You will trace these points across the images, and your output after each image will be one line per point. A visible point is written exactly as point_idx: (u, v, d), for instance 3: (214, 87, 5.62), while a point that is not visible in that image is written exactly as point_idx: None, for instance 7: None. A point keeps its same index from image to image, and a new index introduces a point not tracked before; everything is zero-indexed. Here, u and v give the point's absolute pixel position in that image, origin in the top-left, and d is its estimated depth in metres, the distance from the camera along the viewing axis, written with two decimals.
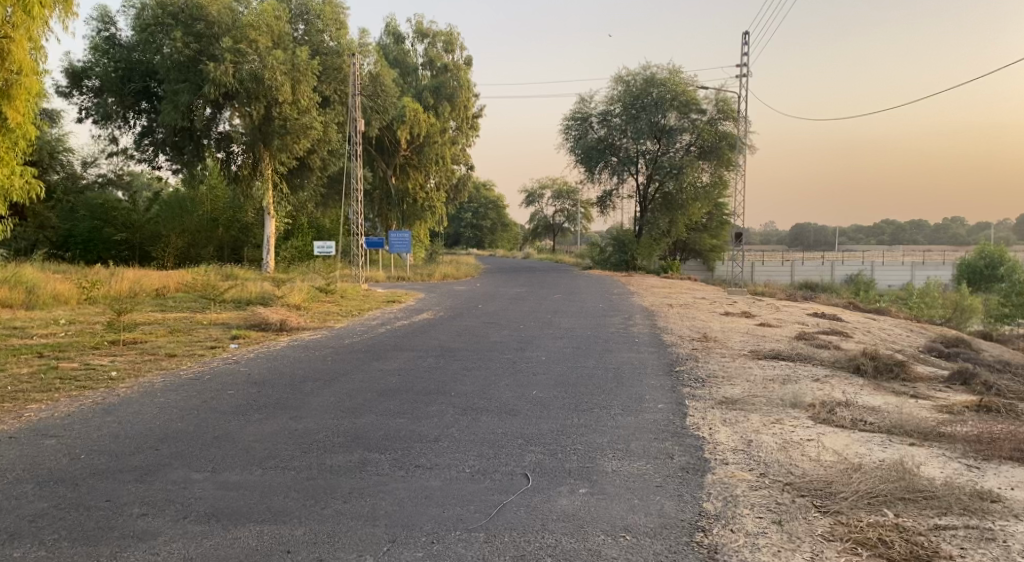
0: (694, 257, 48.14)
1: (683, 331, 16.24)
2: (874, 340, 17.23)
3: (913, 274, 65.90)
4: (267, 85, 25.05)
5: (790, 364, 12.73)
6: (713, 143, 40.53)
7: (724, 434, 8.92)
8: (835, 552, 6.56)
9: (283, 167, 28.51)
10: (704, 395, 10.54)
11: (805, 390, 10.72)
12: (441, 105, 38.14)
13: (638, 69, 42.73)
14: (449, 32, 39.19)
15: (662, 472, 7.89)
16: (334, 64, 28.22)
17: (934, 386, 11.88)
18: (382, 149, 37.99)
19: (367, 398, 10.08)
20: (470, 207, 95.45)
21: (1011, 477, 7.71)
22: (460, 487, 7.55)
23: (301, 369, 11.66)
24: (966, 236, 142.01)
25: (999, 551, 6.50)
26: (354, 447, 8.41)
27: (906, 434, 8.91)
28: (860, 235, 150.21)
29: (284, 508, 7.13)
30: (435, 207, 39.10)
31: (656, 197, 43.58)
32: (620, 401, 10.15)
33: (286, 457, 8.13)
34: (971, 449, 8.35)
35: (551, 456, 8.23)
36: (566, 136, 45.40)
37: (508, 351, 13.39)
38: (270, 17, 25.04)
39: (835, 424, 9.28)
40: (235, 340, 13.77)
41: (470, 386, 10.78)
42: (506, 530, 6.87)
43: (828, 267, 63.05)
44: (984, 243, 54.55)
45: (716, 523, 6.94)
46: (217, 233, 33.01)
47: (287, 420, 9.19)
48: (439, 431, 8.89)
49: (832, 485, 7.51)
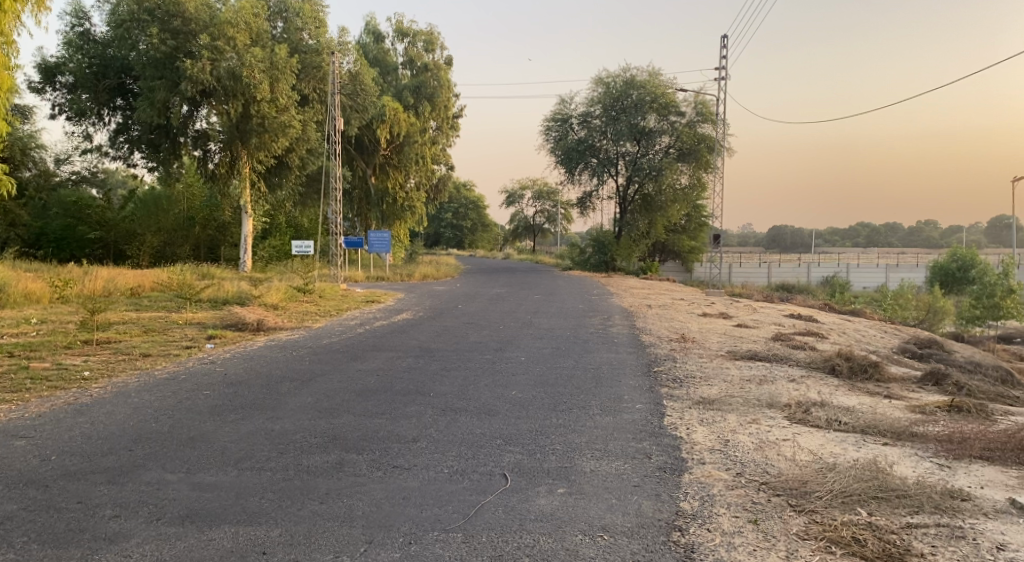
0: (673, 258, 48.30)
1: (662, 332, 16.28)
2: (849, 341, 17.38)
3: (887, 275, 66.53)
4: (245, 83, 24.83)
5: (767, 365, 12.82)
6: (691, 146, 40.71)
7: (701, 434, 8.99)
8: (810, 550, 6.62)
9: (260, 166, 28.42)
10: (681, 395, 10.59)
11: (780, 391, 10.81)
12: (421, 105, 38.09)
13: (618, 71, 42.92)
14: (430, 32, 39.07)
15: (640, 472, 7.93)
16: (314, 62, 28.15)
17: (907, 387, 12.01)
18: (362, 149, 37.84)
19: (345, 399, 10.05)
20: (450, 206, 95.38)
21: (982, 476, 7.82)
22: (438, 487, 7.56)
23: (278, 369, 11.58)
24: (940, 240, 143.67)
25: (969, 549, 6.57)
26: (332, 447, 8.38)
27: (880, 434, 9.01)
28: (837, 237, 151.62)
29: (260, 509, 7.10)
30: (415, 207, 38.99)
31: (636, 199, 43.89)
32: (598, 401, 10.20)
33: (262, 458, 8.08)
34: (942, 449, 8.45)
35: (529, 456, 8.25)
36: (547, 137, 45.42)
37: (488, 351, 13.38)
38: (248, 15, 24.91)
39: (809, 424, 9.36)
40: (211, 340, 13.66)
41: (449, 387, 10.77)
42: (485, 530, 6.87)
43: (804, 268, 63.47)
44: (956, 246, 55.12)
45: (693, 523, 6.99)
46: (194, 231, 33.02)
47: (263, 421, 9.13)
48: (417, 431, 8.89)
49: (807, 484, 7.57)
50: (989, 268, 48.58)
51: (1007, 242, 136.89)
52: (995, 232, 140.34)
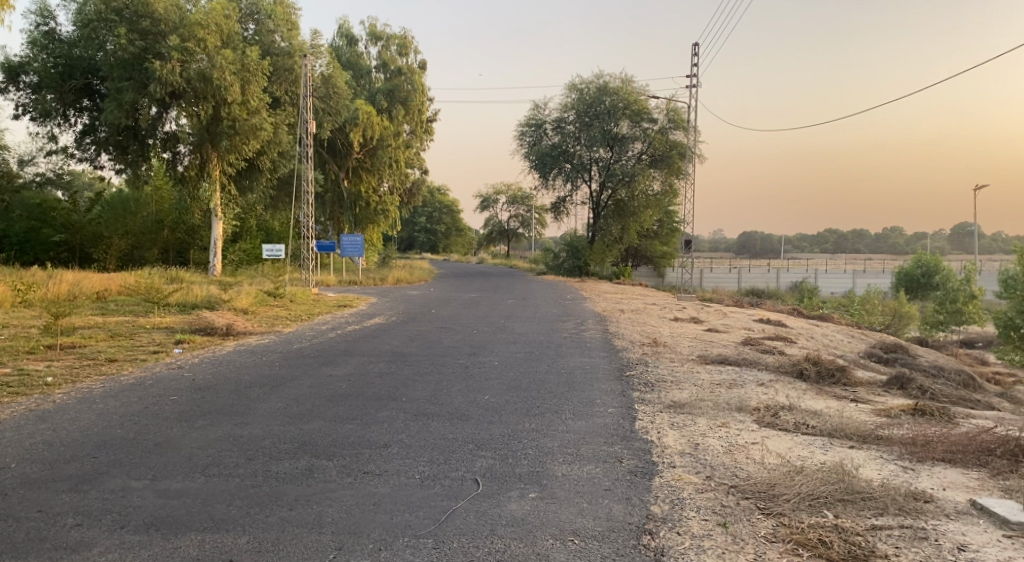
0: (645, 263, 48.63)
1: (634, 336, 16.37)
2: (817, 345, 17.60)
3: (854, 281, 67.32)
4: (215, 85, 24.64)
5: (737, 369, 12.93)
6: (664, 152, 41.16)
7: (672, 438, 9.05)
8: (777, 553, 6.69)
9: (231, 168, 28.22)
10: (653, 399, 10.66)
11: (750, 395, 10.92)
12: (394, 109, 37.98)
13: (592, 77, 42.99)
14: (404, 36, 39.01)
15: (611, 475, 7.98)
16: (286, 65, 28.02)
17: (873, 391, 12.18)
18: (334, 152, 37.64)
19: (316, 404, 9.99)
20: (424, 210, 95.00)
21: (945, 477, 7.95)
22: (409, 493, 7.54)
23: (247, 375, 11.47)
24: (906, 246, 145.76)
25: (931, 550, 6.67)
26: (301, 453, 8.34)
27: (846, 437, 9.13)
28: (805, 243, 153.33)
29: (228, 516, 7.04)
30: (388, 211, 39.24)
31: (609, 204, 44.09)
32: (570, 406, 10.22)
33: (231, 464, 8.01)
34: (907, 451, 8.58)
35: (502, 461, 8.26)
36: (520, 142, 45.32)
37: (461, 356, 13.38)
38: (219, 16, 24.74)
39: (778, 428, 9.46)
40: (180, 344, 13.53)
41: (421, 392, 10.75)
42: (455, 536, 6.87)
43: (774, 274, 64.19)
44: (920, 251, 55.96)
45: (663, 526, 7.03)
46: (162, 234, 32.76)
47: (231, 427, 9.04)
48: (389, 437, 8.86)
49: (774, 487, 7.65)
50: (953, 274, 49.40)
51: (970, 248, 139.28)
52: (958, 239, 142.70)
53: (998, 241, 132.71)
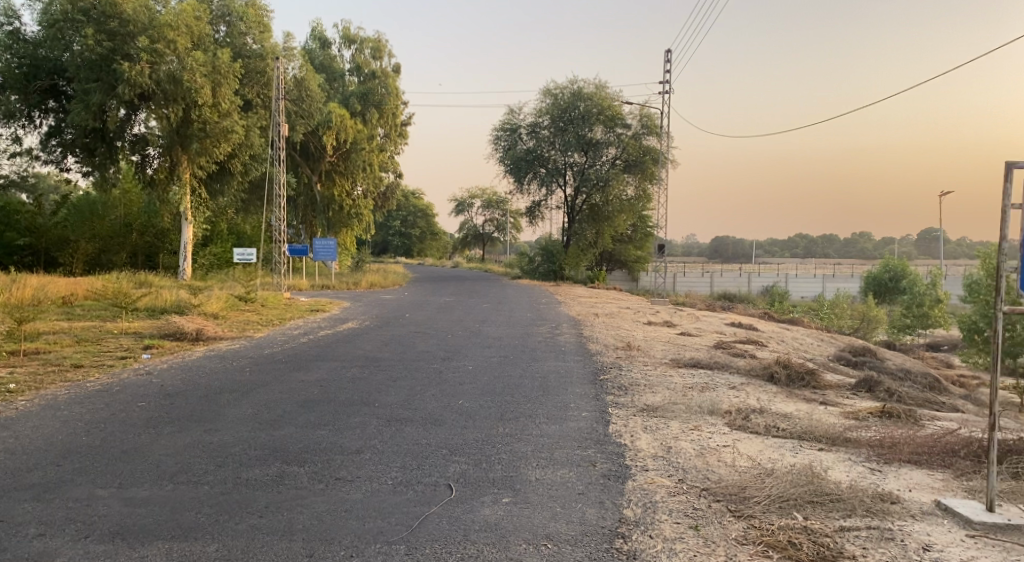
0: (620, 267, 48.85)
1: (608, 340, 16.46)
2: (787, 349, 17.81)
3: (824, 285, 68.09)
4: (185, 87, 24.46)
5: (709, 372, 13.04)
6: (637, 158, 41.44)
7: (645, 441, 9.10)
8: (747, 555, 6.73)
9: (202, 171, 27.99)
10: (626, 403, 10.71)
11: (721, 398, 11.02)
12: (368, 112, 37.80)
13: (566, 83, 43.19)
14: (377, 39, 38.93)
15: (584, 479, 8.00)
16: (258, 67, 27.87)
17: (842, 394, 12.34)
18: (307, 155, 37.52)
19: (287, 410, 9.92)
20: (398, 214, 94.81)
21: (912, 478, 8.06)
22: (381, 499, 7.51)
23: (217, 380, 11.35)
24: (874, 251, 147.81)
25: (898, 550, 6.73)
26: (272, 460, 8.27)
27: (816, 440, 9.23)
28: (775, 248, 155.00)
29: (196, 524, 6.96)
30: (362, 215, 39.37)
31: (584, 209, 44.24)
32: (544, 410, 10.24)
33: (200, 471, 7.93)
34: (874, 453, 8.69)
35: (475, 467, 8.25)
36: (495, 146, 45.19)
37: (435, 361, 13.35)
38: (190, 18, 24.53)
39: (749, 431, 9.54)
40: (148, 350, 13.39)
41: (395, 397, 10.71)
42: (428, 542, 6.85)
43: (746, 278, 64.77)
44: (888, 257, 56.73)
45: (636, 529, 7.06)
46: (131, 237, 32.44)
47: (200, 434, 8.95)
48: (361, 443, 8.81)
49: (746, 490, 7.71)
50: (919, 279, 50.13)
51: (935, 253, 141.56)
52: (924, 245, 145.02)
53: (963, 246, 135.17)
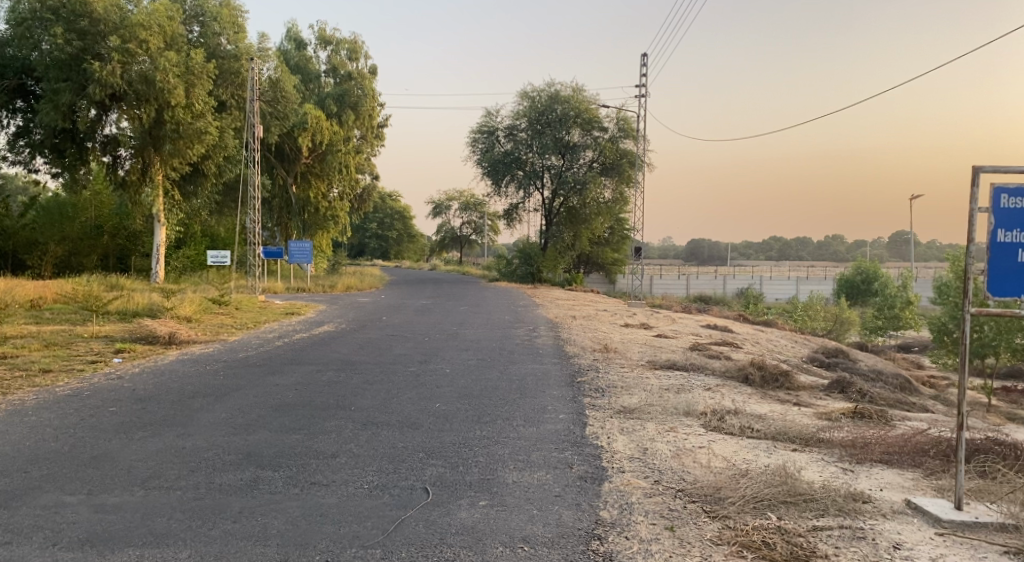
0: (597, 270, 48.95)
1: (585, 342, 16.51)
2: (761, 350, 17.96)
3: (798, 287, 68.70)
4: (158, 87, 24.25)
5: (685, 374, 13.11)
6: (614, 160, 41.67)
7: (622, 442, 9.14)
8: (722, 555, 6.75)
9: (175, 173, 27.74)
10: (603, 404, 10.75)
11: (697, 399, 11.09)
12: (344, 114, 37.58)
13: (543, 85, 43.30)
14: (353, 41, 38.81)
15: (561, 481, 8.02)
16: (232, 68, 27.69)
17: (815, 395, 12.45)
18: (282, 157, 37.32)
19: (261, 414, 9.85)
20: (375, 216, 94.58)
21: (883, 478, 8.14)
22: (357, 503, 7.48)
23: (190, 384, 11.26)
24: (847, 255, 149.43)
25: (869, 549, 6.78)
26: (246, 464, 8.22)
27: (789, 440, 9.31)
28: (750, 251, 156.23)
29: (168, 530, 6.90)
30: (338, 216, 39.03)
31: (561, 212, 44.37)
32: (522, 412, 10.24)
33: (172, 477, 7.86)
34: (847, 453, 8.78)
35: (452, 470, 8.23)
36: (472, 149, 45.14)
37: (412, 364, 13.33)
38: (162, 17, 24.29)
39: (724, 432, 9.59)
40: (119, 354, 13.25)
41: (371, 400, 10.67)
42: (404, 546, 6.82)
43: (721, 280, 65.16)
44: (860, 260, 57.39)
45: (612, 531, 7.08)
46: (102, 240, 32.11)
47: (173, 438, 8.87)
48: (337, 447, 8.77)
49: (720, 490, 7.76)
50: (891, 282, 50.54)
51: (905, 256, 143.40)
52: (896, 247, 146.95)
53: (933, 248, 137.03)
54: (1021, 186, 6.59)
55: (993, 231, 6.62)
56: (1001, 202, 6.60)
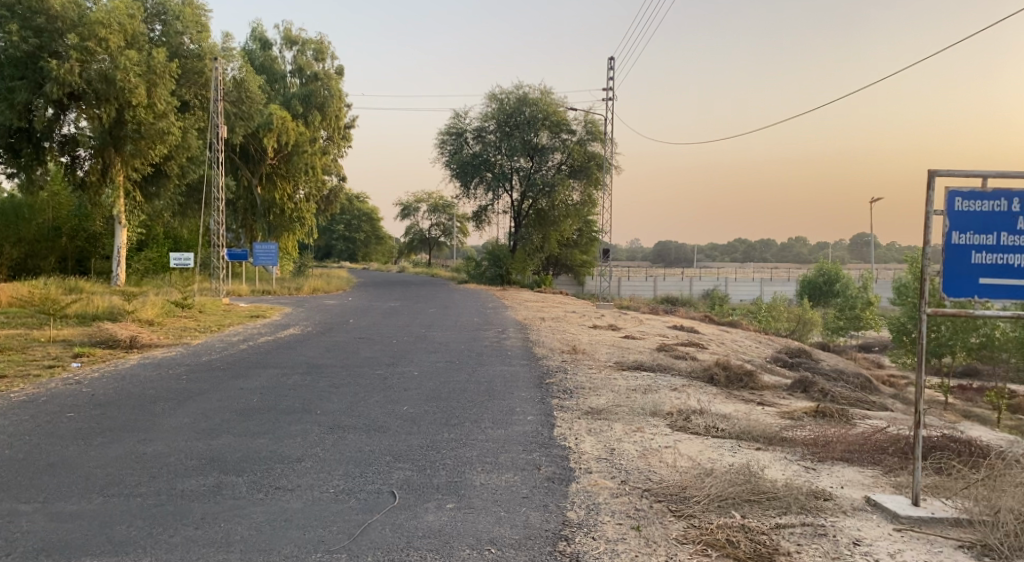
0: (567, 272, 49.05)
1: (553, 344, 16.56)
2: (726, 351, 18.16)
3: (762, 288, 69.44)
4: (119, 87, 23.91)
5: (652, 375, 13.20)
6: (582, 163, 41.93)
7: (589, 443, 9.18)
8: (687, 554, 6.79)
9: (136, 174, 27.38)
10: (571, 405, 10.79)
11: (663, 400, 11.17)
12: (311, 114, 37.31)
13: (511, 88, 43.27)
14: (320, 41, 38.60)
15: (528, 482, 8.03)
16: (196, 68, 27.38)
17: (779, 394, 12.60)
18: (247, 158, 36.99)
19: (225, 419, 9.74)
20: (342, 218, 94.09)
21: (844, 476, 8.26)
22: (322, 508, 7.44)
23: (151, 389, 11.11)
24: (810, 256, 151.47)
25: (830, 545, 6.86)
26: (210, 469, 8.13)
27: (753, 439, 9.41)
28: (717, 252, 157.80)
29: (127, 538, 6.80)
30: (304, 219, 38.80)
31: (530, 214, 44.37)
32: (490, 415, 10.23)
33: (132, 483, 7.76)
34: (809, 452, 8.90)
35: (419, 473, 8.22)
36: (441, 150, 44.98)
37: (379, 366, 13.28)
38: (123, 15, 23.92)
39: (690, 431, 9.68)
40: (78, 358, 13.04)
41: (338, 404, 10.61)
42: (370, 549, 6.79)
43: (687, 282, 65.67)
44: (823, 261, 58.04)
45: (579, 532, 7.10)
46: (61, 242, 31.60)
47: (133, 444, 8.75)
48: (302, 451, 8.71)
49: (685, 490, 7.84)
50: (851, 283, 51.27)
51: (866, 257, 145.67)
52: (857, 248, 149.35)
53: (894, 249, 139.36)
54: (974, 190, 6.73)
55: (948, 233, 6.75)
56: (955, 205, 6.74)
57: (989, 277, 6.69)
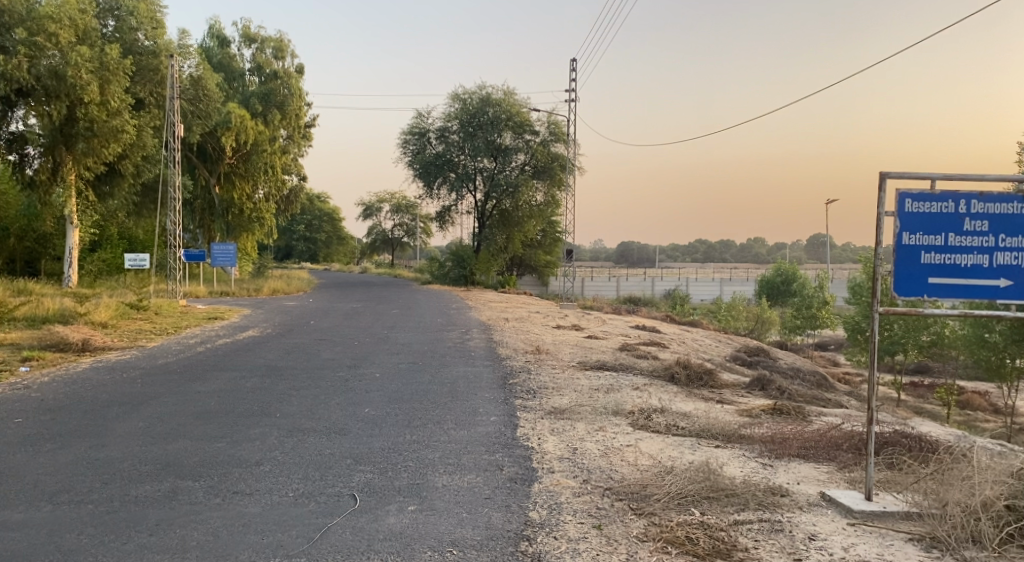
0: (530, 272, 49.13)
1: (517, 344, 16.58)
2: (687, 350, 18.34)
3: (721, 288, 70.21)
4: (69, 83, 23.46)
5: (614, 374, 13.27)
6: (546, 164, 42.14)
7: (551, 443, 9.19)
8: (647, 552, 6.82)
9: (88, 173, 26.85)
10: (534, 406, 10.80)
11: (625, 399, 11.23)
12: (270, 113, 36.82)
13: (474, 88, 43.24)
14: (279, 39, 38.21)
15: (490, 484, 8.02)
16: (150, 65, 26.93)
17: (738, 392, 12.75)
18: (205, 157, 36.55)
19: (181, 423, 9.60)
20: (303, 218, 93.36)
21: (800, 472, 8.37)
22: (282, 512, 7.36)
23: (104, 393, 10.90)
24: (769, 256, 153.60)
25: (786, 540, 6.95)
26: (165, 475, 7.99)
27: (713, 437, 9.49)
28: (678, 252, 159.32)
29: (77, 546, 6.67)
30: (263, 219, 38.43)
31: (494, 214, 44.37)
32: (453, 416, 10.19)
33: (84, 490, 7.61)
34: (767, 449, 9.00)
35: (380, 475, 8.17)
36: (403, 150, 44.70)
37: (341, 368, 13.18)
38: (73, 10, 23.48)
39: (651, 430, 9.76)
40: (27, 362, 12.77)
41: (297, 407, 10.51)
42: (330, 553, 6.72)
43: (649, 282, 66.20)
44: (780, 262, 58.89)
45: (540, 532, 7.10)
46: (9, 243, 30.95)
47: (86, 450, 8.58)
48: (261, 455, 8.62)
49: (646, 488, 7.88)
50: (808, 282, 51.99)
51: (822, 257, 148.04)
52: (814, 248, 151.89)
53: (849, 249, 141.90)
54: (923, 191, 6.86)
55: (899, 233, 6.88)
56: (906, 206, 6.86)
57: (938, 277, 6.82)
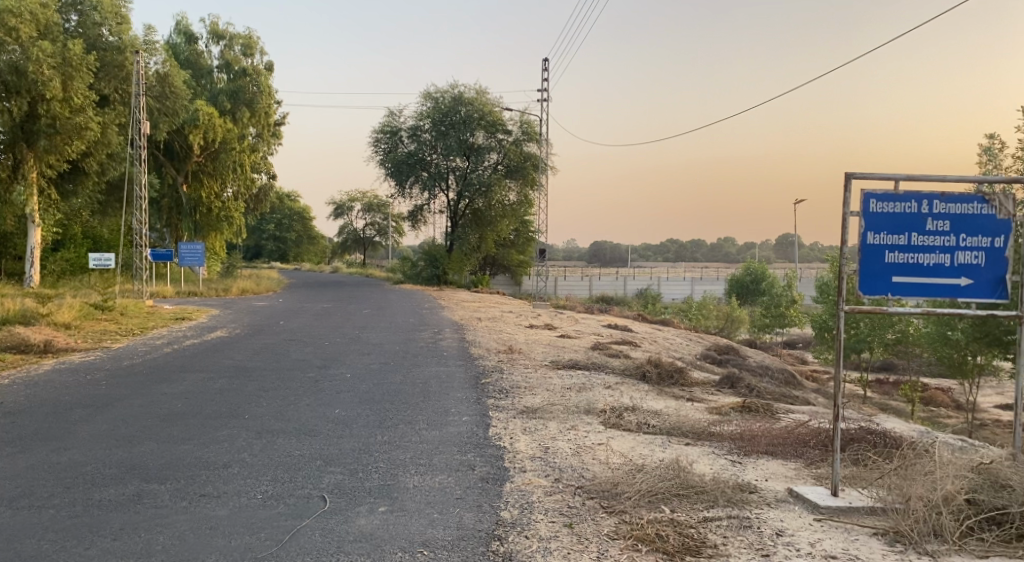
0: (502, 272, 49.07)
1: (489, 344, 16.56)
2: (658, 348, 18.44)
3: (692, 287, 70.75)
4: (31, 79, 23.11)
5: (586, 373, 13.29)
6: (518, 164, 42.25)
7: (523, 442, 9.18)
8: (618, 549, 6.82)
9: (51, 171, 26.44)
10: (507, 405, 10.79)
11: (597, 398, 11.25)
12: (238, 111, 36.59)
13: (446, 87, 43.23)
14: (247, 36, 37.99)
15: (462, 484, 7.99)
16: (115, 61, 26.56)
17: (708, 390, 12.84)
18: (172, 155, 36.14)
19: (147, 425, 9.47)
20: (273, 217, 92.64)
21: (769, 469, 8.44)
22: (250, 514, 7.28)
23: (68, 396, 10.73)
24: (739, 256, 154.99)
25: (755, 536, 7.00)
26: (129, 478, 7.88)
27: (683, 435, 9.54)
28: (650, 252, 160.20)
29: (39, 552, 6.55)
30: (232, 218, 38.06)
31: (466, 213, 44.38)
32: (424, 416, 10.15)
33: (45, 494, 7.48)
34: (736, 446, 9.06)
35: (350, 477, 8.11)
36: (375, 148, 44.55)
37: (311, 369, 13.07)
38: (34, 5, 23.15)
39: (622, 428, 9.79)
40: None
41: (267, 408, 10.41)
42: (299, 555, 6.66)
43: (621, 282, 66.53)
44: (751, 262, 59.40)
45: (512, 531, 7.09)
46: None
47: (47, 454, 8.43)
48: (229, 457, 8.52)
49: (617, 486, 7.89)
50: (777, 281, 52.43)
51: (791, 257, 149.64)
52: (783, 248, 153.49)
53: (817, 249, 143.59)
54: (887, 192, 6.94)
55: (864, 233, 6.95)
56: (870, 207, 6.94)
57: (903, 276, 6.91)
